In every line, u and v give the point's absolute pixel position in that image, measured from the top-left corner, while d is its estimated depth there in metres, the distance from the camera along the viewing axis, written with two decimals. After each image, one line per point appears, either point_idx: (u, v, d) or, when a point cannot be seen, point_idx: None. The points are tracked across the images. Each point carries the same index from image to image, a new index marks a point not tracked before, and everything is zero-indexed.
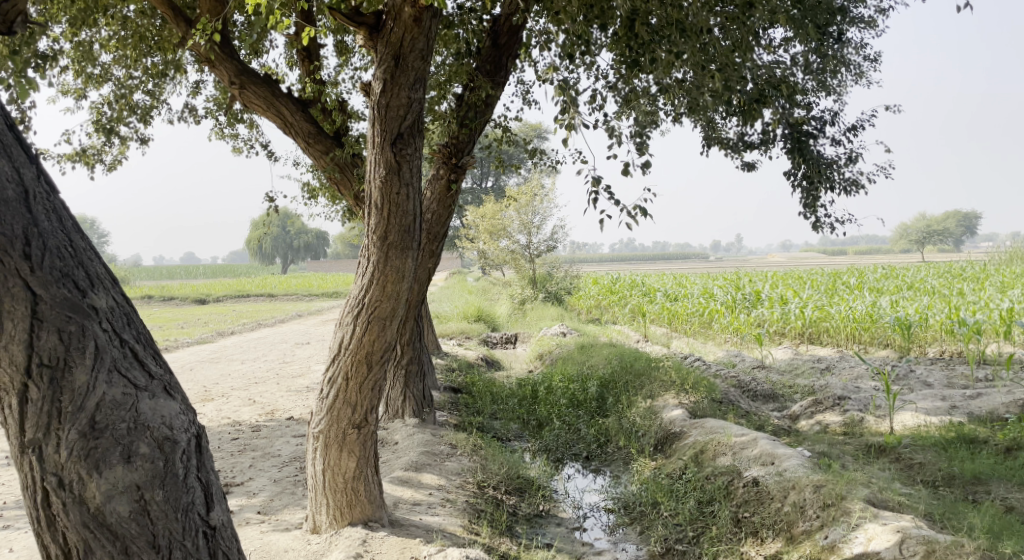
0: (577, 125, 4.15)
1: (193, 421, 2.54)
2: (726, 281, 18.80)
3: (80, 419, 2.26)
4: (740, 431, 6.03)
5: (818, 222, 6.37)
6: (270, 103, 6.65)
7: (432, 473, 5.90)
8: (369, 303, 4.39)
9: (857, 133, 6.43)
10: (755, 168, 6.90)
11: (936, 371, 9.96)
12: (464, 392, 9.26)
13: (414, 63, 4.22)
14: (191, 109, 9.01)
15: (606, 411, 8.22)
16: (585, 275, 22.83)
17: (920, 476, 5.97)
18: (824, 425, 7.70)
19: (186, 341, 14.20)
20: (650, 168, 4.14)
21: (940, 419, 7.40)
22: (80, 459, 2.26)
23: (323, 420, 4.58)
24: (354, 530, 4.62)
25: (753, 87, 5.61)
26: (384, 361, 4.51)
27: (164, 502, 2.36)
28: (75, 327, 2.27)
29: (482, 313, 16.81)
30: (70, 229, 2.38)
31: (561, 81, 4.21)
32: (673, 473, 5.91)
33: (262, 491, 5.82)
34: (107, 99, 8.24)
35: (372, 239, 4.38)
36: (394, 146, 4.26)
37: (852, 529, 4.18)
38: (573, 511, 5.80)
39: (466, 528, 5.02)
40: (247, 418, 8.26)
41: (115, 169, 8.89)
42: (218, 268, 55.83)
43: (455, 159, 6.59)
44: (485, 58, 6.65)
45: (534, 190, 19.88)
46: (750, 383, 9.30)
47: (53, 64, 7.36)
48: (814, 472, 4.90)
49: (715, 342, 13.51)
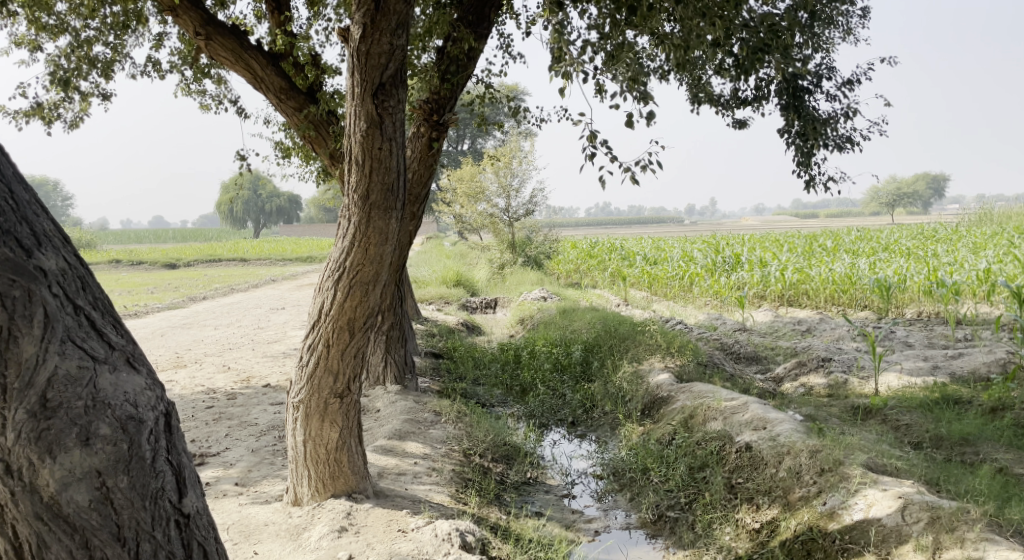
0: (573, 76, 3.85)
1: (162, 398, 2.32)
2: (705, 243, 18.71)
3: (28, 397, 2.02)
4: (730, 395, 5.91)
5: (812, 180, 6.20)
6: (238, 56, 6.27)
7: (416, 441, 5.73)
8: (350, 267, 4.15)
9: (853, 87, 6.23)
10: (746, 126, 6.72)
11: (917, 331, 9.95)
12: (444, 357, 9.09)
13: (395, 6, 3.90)
14: (154, 64, 8.58)
15: (591, 375, 8.12)
16: (564, 239, 22.66)
17: (907, 437, 5.92)
18: (808, 388, 7.65)
19: (157, 306, 13.83)
20: (656, 120, 3.80)
21: (924, 380, 7.36)
22: (30, 443, 2.02)
23: (303, 390, 4.37)
24: (337, 502, 4.44)
25: (758, 33, 5.37)
26: (368, 327, 4.29)
27: (129, 489, 2.14)
28: (20, 292, 2.01)
29: (461, 279, 16.62)
30: (11, 180, 2.12)
31: (556, 27, 3.92)
32: (662, 438, 5.81)
33: (239, 461, 5.61)
34: (63, 51, 7.79)
35: (353, 199, 4.13)
36: (375, 97, 3.97)
37: (851, 495, 4.10)
38: (561, 477, 5.70)
39: (453, 498, 4.87)
40: (222, 385, 8.02)
41: (76, 127, 8.46)
42: (188, 232, 54.82)
43: (436, 116, 6.34)
44: (466, 9, 6.28)
45: (512, 151, 19.48)
46: (733, 345, 9.25)
47: (5, 13, 6.92)
48: (809, 436, 4.81)
49: (694, 305, 13.46)
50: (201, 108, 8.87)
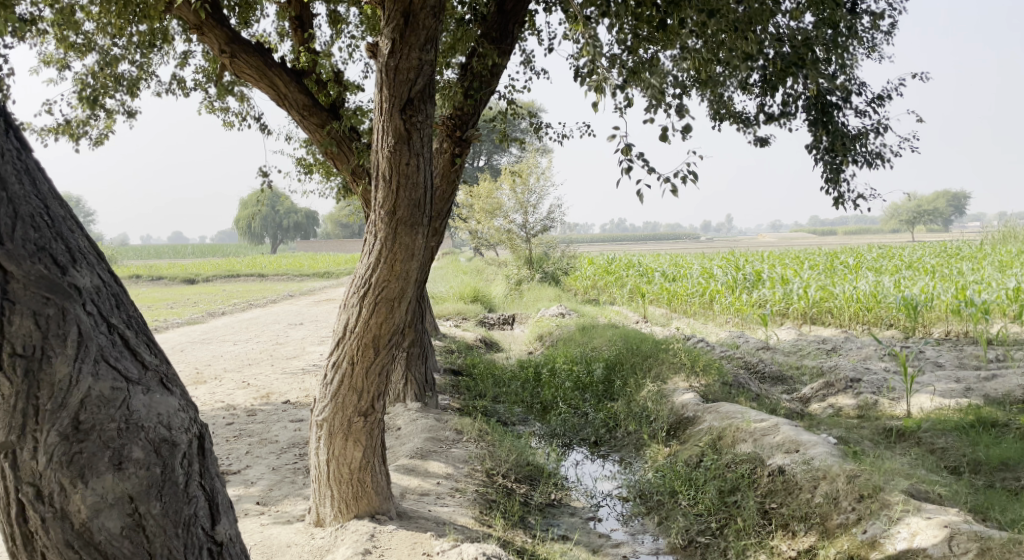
0: (608, 87, 3.68)
1: (195, 420, 2.26)
2: (725, 260, 18.49)
3: (61, 419, 1.96)
4: (759, 416, 5.79)
5: (841, 197, 6.09)
6: (262, 73, 6.28)
7: (438, 461, 5.64)
8: (375, 283, 4.10)
9: (884, 103, 6.14)
10: (769, 143, 6.63)
11: (947, 351, 9.73)
12: (464, 374, 9.00)
13: (425, 21, 3.88)
14: (179, 81, 8.66)
15: (613, 394, 8.00)
16: (582, 255, 22.52)
17: (943, 461, 5.75)
18: (836, 409, 7.47)
19: (176, 321, 13.87)
20: (693, 131, 3.66)
21: (957, 402, 7.17)
22: (62, 467, 1.96)
23: (327, 408, 4.31)
24: (360, 523, 4.36)
25: (787, 48, 5.27)
26: (392, 345, 4.23)
27: (162, 515, 2.08)
28: (54, 311, 1.96)
29: (478, 294, 16.58)
30: (46, 195, 2.07)
31: (589, 36, 3.78)
32: (690, 460, 5.67)
33: (260, 480, 5.55)
34: (90, 70, 7.87)
35: (380, 215, 4.08)
36: (403, 112, 3.94)
37: (893, 523, 3.99)
38: (586, 499, 5.59)
39: (478, 520, 4.78)
40: (242, 401, 7.98)
41: (101, 144, 8.53)
42: (207, 246, 55.22)
43: (459, 132, 6.30)
44: (490, 26, 6.25)
45: (529, 167, 19.48)
46: (758, 364, 9.10)
47: (34, 31, 7.01)
48: (844, 460, 4.70)
49: (715, 323, 13.29)
50: (224, 125, 8.93)
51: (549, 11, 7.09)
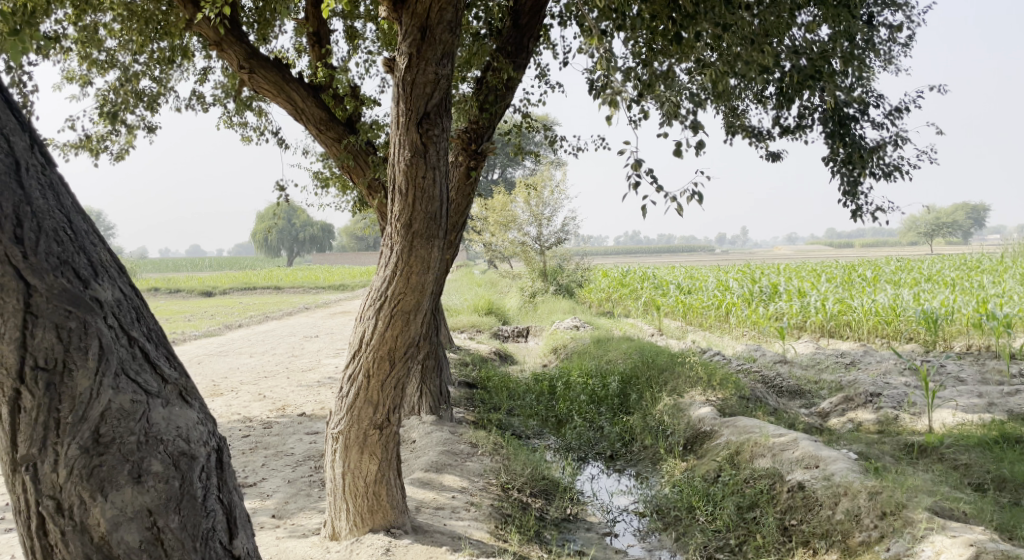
0: (621, 102, 3.68)
1: (213, 433, 2.27)
2: (742, 273, 18.36)
3: (82, 432, 1.97)
4: (778, 431, 5.73)
5: (859, 210, 6.05)
6: (280, 88, 6.33)
7: (453, 474, 5.63)
8: (391, 295, 4.11)
9: (902, 115, 6.11)
10: (783, 156, 6.60)
11: (970, 366, 9.59)
12: (478, 387, 8.98)
13: (441, 36, 3.91)
14: (198, 97, 8.78)
15: (629, 407, 7.93)
16: (596, 267, 22.41)
17: (968, 478, 5.66)
18: (856, 423, 7.37)
19: (194, 334, 13.96)
20: (705, 148, 3.64)
21: (980, 418, 7.05)
22: (82, 480, 1.97)
23: (343, 421, 4.31)
24: (376, 537, 4.34)
25: (804, 61, 5.22)
26: (408, 358, 4.23)
27: (180, 529, 2.08)
28: (76, 323, 1.97)
29: (492, 307, 16.59)
30: (70, 209, 2.09)
31: (603, 51, 3.78)
32: (708, 475, 5.61)
33: (275, 492, 5.55)
34: (112, 86, 8.01)
35: (396, 228, 4.09)
36: (419, 126, 3.96)
37: (917, 541, 3.94)
38: (602, 514, 5.54)
39: (493, 534, 4.76)
40: (258, 413, 8.01)
41: (121, 159, 8.66)
42: (224, 259, 55.66)
43: (474, 145, 6.30)
44: (505, 40, 6.28)
45: (543, 180, 19.50)
46: (775, 378, 9.02)
47: (58, 48, 7.14)
48: (866, 476, 4.65)
49: (732, 335, 13.18)
50: (243, 139, 9.04)
51: (565, 24, 7.13)
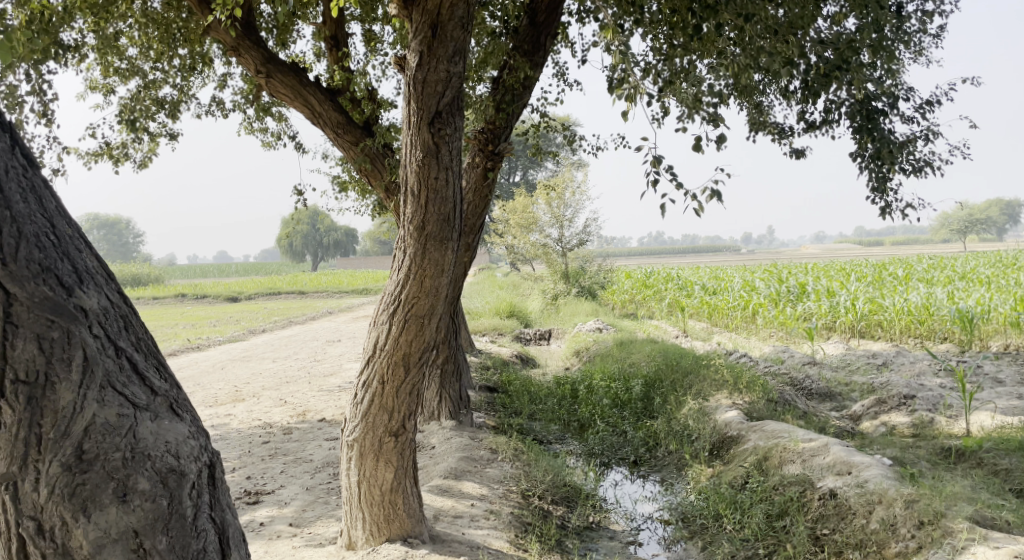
0: (639, 95, 3.55)
1: (206, 448, 2.18)
2: (768, 273, 18.04)
3: (64, 448, 1.89)
4: (807, 436, 5.54)
5: (888, 207, 5.83)
6: (297, 92, 6.27)
7: (473, 481, 5.52)
8: (405, 299, 4.01)
9: (934, 108, 5.89)
10: (808, 153, 6.40)
11: (1008, 366, 9.26)
12: (499, 391, 8.86)
13: (453, 33, 3.80)
14: (218, 103, 8.79)
15: (653, 412, 7.76)
16: (620, 269, 22.19)
17: (1008, 484, 5.42)
18: (890, 427, 7.14)
19: (218, 339, 14.02)
20: (725, 142, 3.49)
21: (1020, 420, 6.79)
22: (63, 500, 1.89)
23: (358, 428, 4.21)
24: (392, 547, 4.23)
25: (831, 52, 5.03)
26: (423, 363, 4.13)
27: (167, 551, 1.99)
28: (59, 333, 1.89)
29: (514, 310, 16.50)
30: (52, 213, 2.01)
31: (620, 45, 3.67)
32: (735, 480, 5.43)
33: (293, 500, 5.48)
34: (133, 94, 8.04)
35: (409, 230, 3.99)
36: (431, 126, 3.85)
37: (957, 553, 3.77)
38: (625, 522, 5.39)
39: (513, 544, 4.64)
40: (278, 419, 7.97)
41: (144, 166, 8.69)
42: (249, 265, 56.20)
43: (491, 146, 6.17)
44: (522, 38, 6.16)
45: (565, 181, 19.36)
46: (804, 380, 8.79)
47: (79, 57, 7.18)
48: (901, 484, 4.46)
49: (758, 337, 12.94)
50: (263, 145, 9.04)
51: (583, 22, 6.99)
